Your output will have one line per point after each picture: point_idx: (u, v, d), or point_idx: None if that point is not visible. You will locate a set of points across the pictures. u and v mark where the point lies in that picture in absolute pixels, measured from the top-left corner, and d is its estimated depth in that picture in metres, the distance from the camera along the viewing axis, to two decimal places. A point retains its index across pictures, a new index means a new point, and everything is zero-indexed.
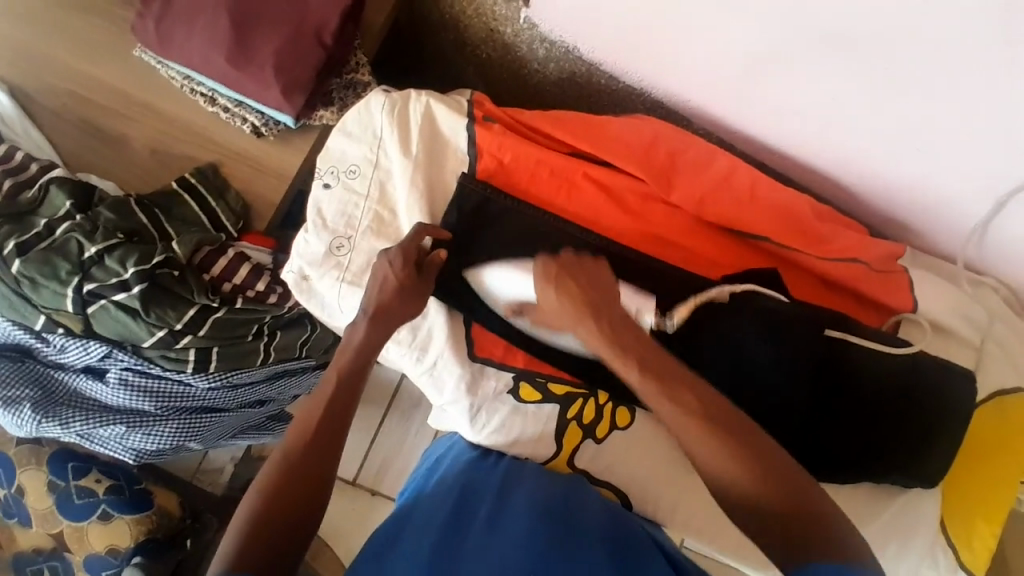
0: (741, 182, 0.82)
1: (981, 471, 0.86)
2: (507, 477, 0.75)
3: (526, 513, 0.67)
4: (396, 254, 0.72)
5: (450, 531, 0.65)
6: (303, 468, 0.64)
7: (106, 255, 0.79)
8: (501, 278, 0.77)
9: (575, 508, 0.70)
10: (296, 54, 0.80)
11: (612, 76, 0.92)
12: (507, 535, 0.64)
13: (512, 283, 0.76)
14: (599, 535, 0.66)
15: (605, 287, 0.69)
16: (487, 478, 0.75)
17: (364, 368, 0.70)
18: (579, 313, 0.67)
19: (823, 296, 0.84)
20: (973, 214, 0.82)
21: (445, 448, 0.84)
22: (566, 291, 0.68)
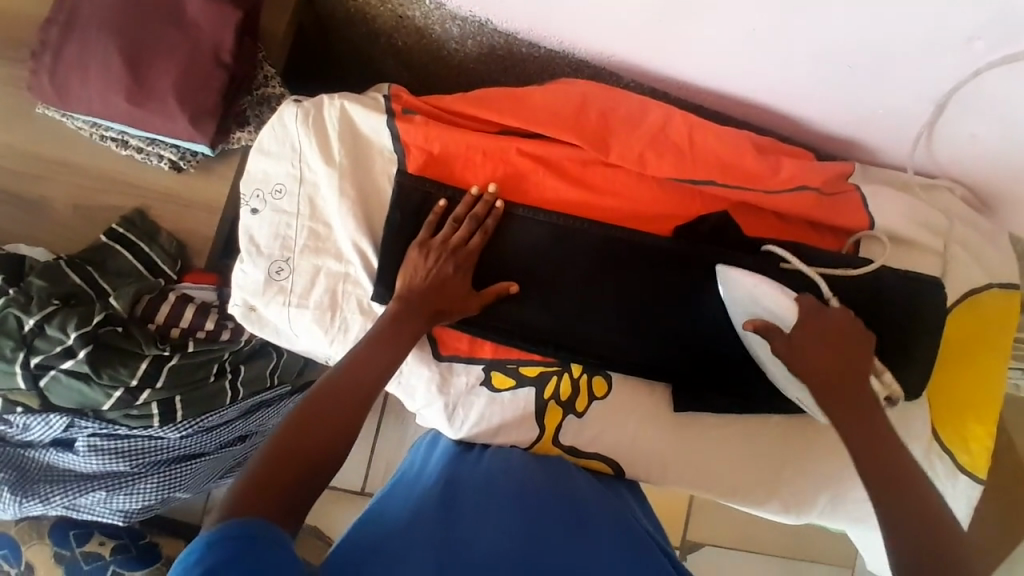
0: (677, 128, 0.80)
1: (967, 375, 0.86)
2: (493, 466, 0.74)
3: (516, 504, 0.67)
4: (460, 257, 0.73)
5: (442, 518, 0.64)
6: (303, 448, 0.62)
7: (46, 324, 0.76)
8: (744, 281, 0.73)
9: (569, 506, 0.68)
10: (197, 80, 0.77)
11: (529, 43, 0.90)
12: (499, 523, 0.64)
13: (753, 289, 0.72)
14: (605, 542, 0.64)
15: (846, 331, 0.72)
16: (472, 473, 0.73)
17: (399, 340, 0.70)
18: (837, 355, 0.71)
19: (781, 229, 0.83)
20: (916, 121, 0.81)
21: (427, 450, 0.81)
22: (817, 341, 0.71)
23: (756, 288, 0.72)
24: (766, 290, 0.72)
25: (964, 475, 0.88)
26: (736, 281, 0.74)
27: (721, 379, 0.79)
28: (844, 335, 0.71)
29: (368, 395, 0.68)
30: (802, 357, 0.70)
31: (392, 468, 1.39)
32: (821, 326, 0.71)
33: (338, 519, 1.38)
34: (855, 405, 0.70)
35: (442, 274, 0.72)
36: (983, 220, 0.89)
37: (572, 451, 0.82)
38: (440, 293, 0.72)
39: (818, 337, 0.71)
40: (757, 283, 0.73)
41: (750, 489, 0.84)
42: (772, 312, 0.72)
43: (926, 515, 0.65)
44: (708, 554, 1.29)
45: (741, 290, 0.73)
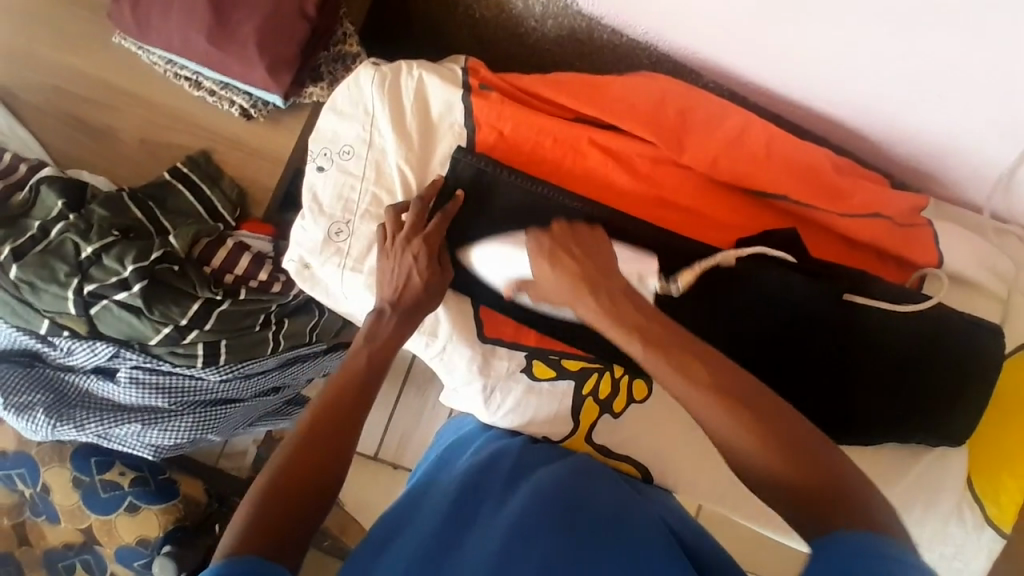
0: (756, 138, 0.78)
1: (1009, 428, 0.85)
2: (524, 454, 0.74)
3: (533, 491, 0.66)
4: (421, 246, 0.71)
5: (460, 510, 0.65)
6: (306, 477, 0.61)
7: (104, 253, 0.77)
8: (489, 249, 0.74)
9: (593, 497, 0.67)
10: (278, 28, 0.76)
11: (613, 31, 0.88)
12: (513, 510, 0.63)
13: (501, 261, 0.73)
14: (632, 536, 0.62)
15: (583, 251, 0.69)
16: (499, 462, 0.72)
17: (387, 354, 0.72)
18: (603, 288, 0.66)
19: (848, 256, 0.81)
20: (998, 162, 0.78)
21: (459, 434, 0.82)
22: (558, 261, 0.68)
23: (497, 253, 0.73)
24: (513, 254, 0.73)
25: (989, 527, 0.86)
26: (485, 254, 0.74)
27: None
28: (589, 256, 0.68)
29: (362, 407, 0.69)
30: (555, 295, 0.69)
31: (407, 438, 1.42)
32: (555, 253, 0.69)
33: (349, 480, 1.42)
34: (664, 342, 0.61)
35: (410, 271, 0.71)
36: None
37: (604, 452, 0.81)
38: (412, 293, 0.72)
39: (571, 269, 0.68)
40: (493, 249, 0.74)
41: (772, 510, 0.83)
42: (518, 268, 0.73)
43: (802, 462, 0.52)
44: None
45: (487, 259, 0.74)
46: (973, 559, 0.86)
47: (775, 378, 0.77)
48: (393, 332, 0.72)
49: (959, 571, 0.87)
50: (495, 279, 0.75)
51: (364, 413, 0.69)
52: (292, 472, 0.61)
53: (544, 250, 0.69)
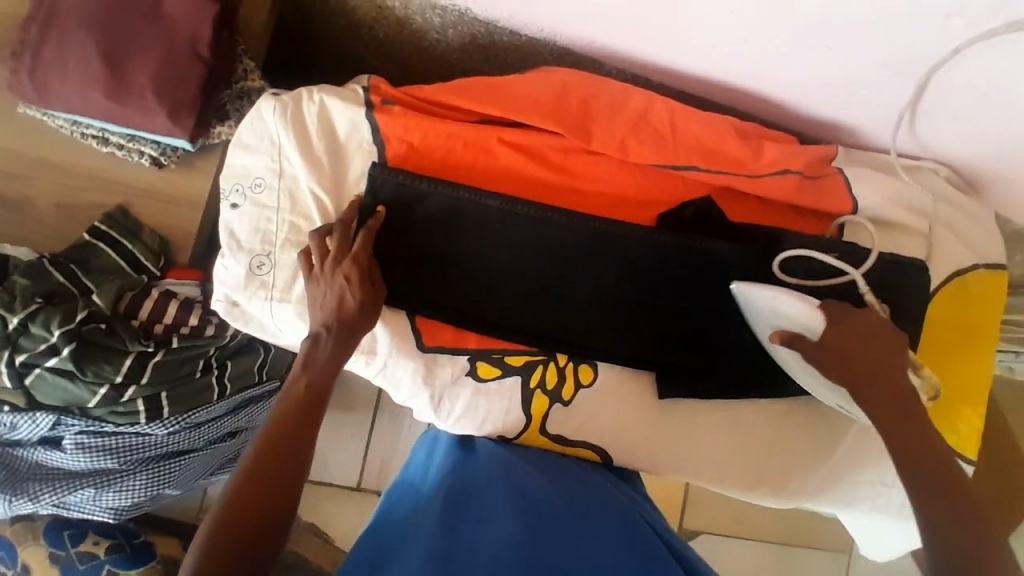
0: (659, 114, 0.80)
1: (953, 358, 0.87)
2: (499, 466, 0.75)
3: (512, 508, 0.67)
4: (353, 271, 0.71)
5: (449, 528, 0.65)
6: (256, 510, 0.64)
7: (30, 322, 0.76)
8: (792, 301, 0.71)
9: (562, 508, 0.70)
10: (174, 74, 0.76)
11: (511, 32, 0.89)
12: (496, 527, 0.64)
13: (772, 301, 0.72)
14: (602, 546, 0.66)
15: (879, 337, 0.69)
16: (473, 479, 0.73)
17: (329, 373, 0.71)
18: (879, 359, 0.69)
19: (763, 214, 0.83)
20: (896, 102, 0.81)
21: (428, 452, 0.81)
22: (849, 343, 0.69)
23: (800, 311, 0.70)
24: (787, 304, 0.71)
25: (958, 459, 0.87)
26: (787, 300, 0.71)
27: (702, 367, 0.80)
28: (880, 354, 0.69)
29: (309, 431, 0.69)
30: (840, 368, 0.69)
31: (387, 463, 1.41)
32: (855, 334, 0.69)
33: (335, 516, 1.40)
34: (896, 389, 0.68)
35: (341, 295, 0.70)
36: (970, 202, 0.89)
37: (559, 441, 0.81)
38: (343, 311, 0.71)
39: (884, 357, 0.69)
40: (800, 306, 0.70)
41: (740, 475, 0.83)
42: (806, 326, 0.71)
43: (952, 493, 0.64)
44: (708, 542, 1.30)
45: (757, 299, 0.73)
46: None
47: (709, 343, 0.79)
48: (331, 352, 0.70)
49: None
50: (757, 316, 0.75)
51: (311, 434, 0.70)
52: (242, 509, 0.63)
53: (850, 329, 0.69)
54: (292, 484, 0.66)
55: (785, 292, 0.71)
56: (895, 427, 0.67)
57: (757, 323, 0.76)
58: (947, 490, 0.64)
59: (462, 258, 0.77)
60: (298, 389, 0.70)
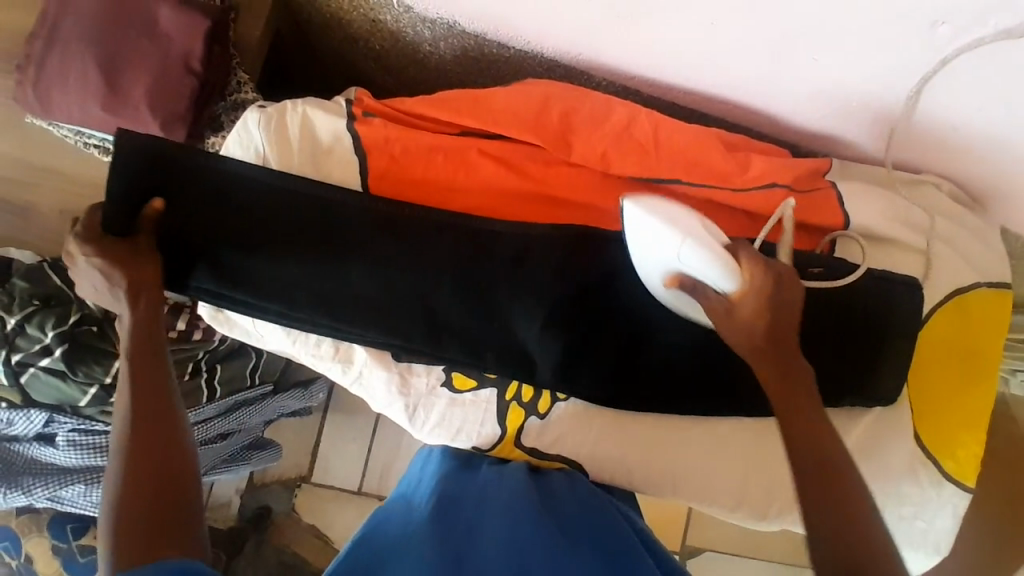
0: (644, 126, 0.80)
1: (952, 380, 0.84)
2: (490, 480, 0.76)
3: (508, 524, 0.70)
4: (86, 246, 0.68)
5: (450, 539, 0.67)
6: (157, 479, 0.58)
7: (26, 323, 0.79)
8: (698, 260, 0.63)
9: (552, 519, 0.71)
10: (166, 86, 0.79)
11: (500, 44, 0.89)
12: (495, 542, 0.67)
13: (673, 243, 0.64)
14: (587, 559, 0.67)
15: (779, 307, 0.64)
16: (468, 488, 0.75)
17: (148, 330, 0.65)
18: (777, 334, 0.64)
19: (750, 228, 0.81)
20: (890, 113, 0.79)
21: (424, 461, 0.82)
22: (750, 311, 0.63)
23: (700, 262, 0.63)
24: (694, 251, 0.63)
25: (954, 485, 0.84)
26: (691, 257, 0.63)
27: (684, 382, 0.78)
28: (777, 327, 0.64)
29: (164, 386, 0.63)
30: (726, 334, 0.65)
31: (389, 468, 1.43)
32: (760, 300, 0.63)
33: (335, 519, 1.41)
34: (794, 382, 0.63)
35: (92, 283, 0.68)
36: (973, 218, 0.86)
37: (533, 453, 0.81)
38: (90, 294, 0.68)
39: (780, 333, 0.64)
40: (702, 258, 0.63)
41: (721, 493, 0.81)
42: (703, 275, 0.64)
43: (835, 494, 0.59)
44: (713, 559, 1.36)
45: (658, 235, 0.64)
46: (939, 517, 0.84)
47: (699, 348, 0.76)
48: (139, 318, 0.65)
49: (924, 531, 0.85)
50: (648, 248, 0.67)
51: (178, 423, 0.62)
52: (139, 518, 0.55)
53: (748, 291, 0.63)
54: (178, 454, 0.61)
55: (685, 248, 0.63)
56: (795, 415, 0.62)
57: (642, 258, 0.69)
58: (831, 487, 0.59)
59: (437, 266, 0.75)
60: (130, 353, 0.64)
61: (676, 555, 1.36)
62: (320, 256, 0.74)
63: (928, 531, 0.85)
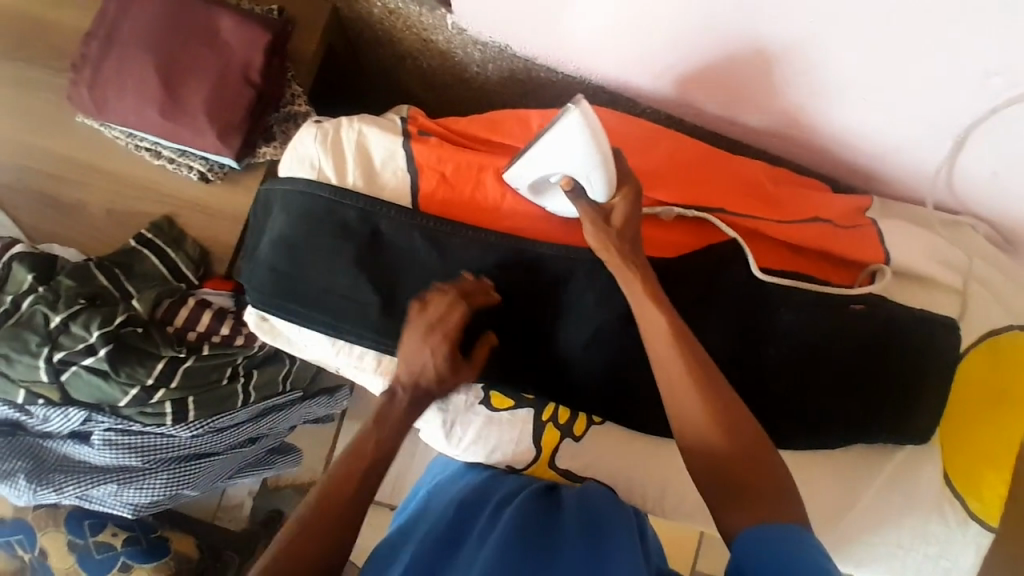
0: (689, 159, 0.83)
1: (983, 420, 0.84)
2: (502, 488, 0.78)
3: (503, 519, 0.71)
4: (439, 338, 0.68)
5: (443, 537, 0.70)
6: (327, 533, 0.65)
7: (71, 322, 0.79)
8: (599, 182, 0.68)
9: (555, 523, 0.72)
10: (224, 96, 0.80)
11: (549, 69, 0.90)
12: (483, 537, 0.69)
13: (581, 153, 0.66)
14: (575, 552, 0.66)
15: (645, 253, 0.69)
16: (486, 494, 0.77)
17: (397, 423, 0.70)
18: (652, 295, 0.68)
19: (793, 261, 0.81)
20: (934, 157, 0.80)
21: (446, 471, 0.85)
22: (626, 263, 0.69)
23: (594, 177, 0.67)
24: (594, 168, 0.67)
25: (980, 525, 0.85)
26: (597, 178, 0.67)
27: None
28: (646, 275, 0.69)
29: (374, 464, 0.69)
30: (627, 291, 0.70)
31: (403, 479, 1.43)
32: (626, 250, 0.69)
33: None
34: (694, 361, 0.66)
35: (427, 365, 0.69)
36: (1007, 262, 0.87)
37: (566, 474, 0.82)
38: (430, 383, 0.70)
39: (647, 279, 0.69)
40: (599, 175, 0.67)
41: None
42: (591, 188, 0.69)
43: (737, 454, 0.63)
44: None
45: (570, 139, 0.66)
46: (962, 556, 0.85)
47: (738, 378, 0.77)
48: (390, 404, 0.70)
49: (947, 570, 0.85)
50: (552, 147, 0.68)
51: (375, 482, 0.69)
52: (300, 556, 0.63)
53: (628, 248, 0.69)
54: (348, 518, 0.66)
55: (595, 171, 0.67)
56: (687, 400, 0.65)
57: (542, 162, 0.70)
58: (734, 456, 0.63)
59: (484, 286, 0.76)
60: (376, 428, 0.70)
61: None
62: (370, 270, 0.75)
63: (951, 569, 0.86)
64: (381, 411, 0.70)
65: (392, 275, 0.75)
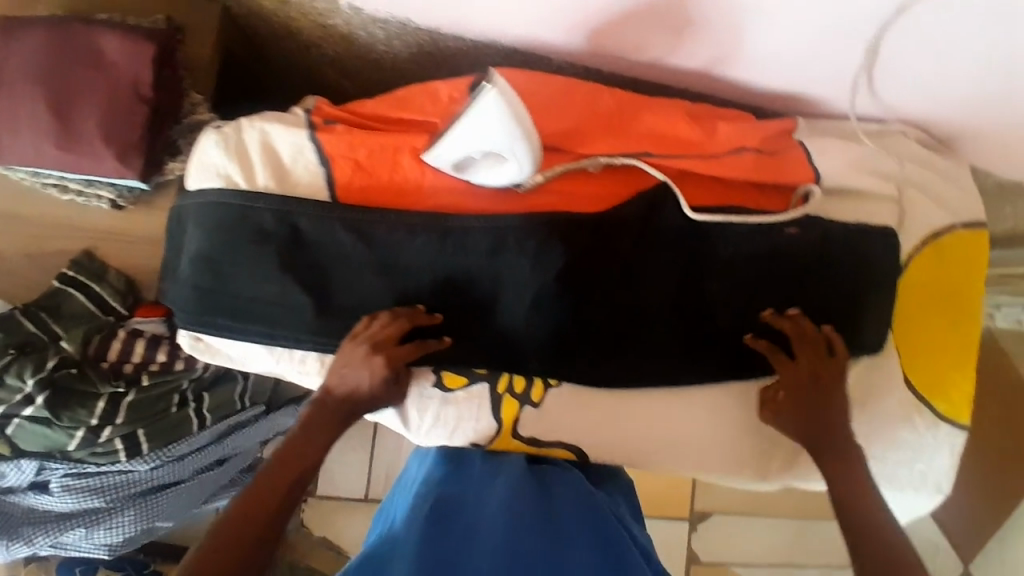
0: (609, 107, 0.80)
1: (937, 323, 0.84)
2: (489, 474, 0.75)
3: (503, 510, 0.67)
4: (377, 355, 0.72)
5: (439, 527, 0.64)
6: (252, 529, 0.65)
7: (4, 374, 0.77)
8: (522, 150, 0.68)
9: (552, 515, 0.69)
10: (117, 117, 0.77)
11: (454, 37, 0.87)
12: (487, 529, 0.65)
13: (503, 129, 0.66)
14: (582, 550, 0.65)
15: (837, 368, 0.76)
16: (470, 481, 0.73)
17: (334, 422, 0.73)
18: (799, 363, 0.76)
19: (721, 194, 0.81)
20: (852, 68, 0.79)
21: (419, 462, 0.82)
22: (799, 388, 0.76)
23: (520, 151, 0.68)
24: (515, 138, 0.67)
25: (948, 425, 0.85)
26: (520, 149, 0.68)
27: (672, 355, 0.78)
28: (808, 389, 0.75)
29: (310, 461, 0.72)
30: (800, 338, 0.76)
31: (393, 472, 1.44)
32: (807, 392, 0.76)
33: (347, 530, 1.42)
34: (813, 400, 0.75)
35: (364, 385, 0.72)
36: (942, 162, 0.86)
37: (532, 442, 0.80)
38: (364, 400, 0.73)
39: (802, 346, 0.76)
40: (523, 147, 0.68)
41: (721, 461, 0.81)
42: (515, 158, 0.69)
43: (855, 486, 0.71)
44: (721, 520, 1.44)
45: (488, 119, 0.65)
46: (937, 456, 0.86)
47: None
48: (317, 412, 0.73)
49: (923, 474, 0.86)
50: (470, 132, 0.67)
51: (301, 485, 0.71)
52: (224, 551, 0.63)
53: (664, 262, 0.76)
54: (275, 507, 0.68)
55: (518, 142, 0.67)
56: (807, 377, 0.75)
57: (462, 136, 0.67)
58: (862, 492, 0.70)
59: (416, 268, 0.74)
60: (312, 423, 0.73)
61: (685, 522, 1.43)
62: (297, 271, 0.73)
63: (927, 473, 0.86)
64: (309, 417, 0.72)
65: (321, 274, 0.74)
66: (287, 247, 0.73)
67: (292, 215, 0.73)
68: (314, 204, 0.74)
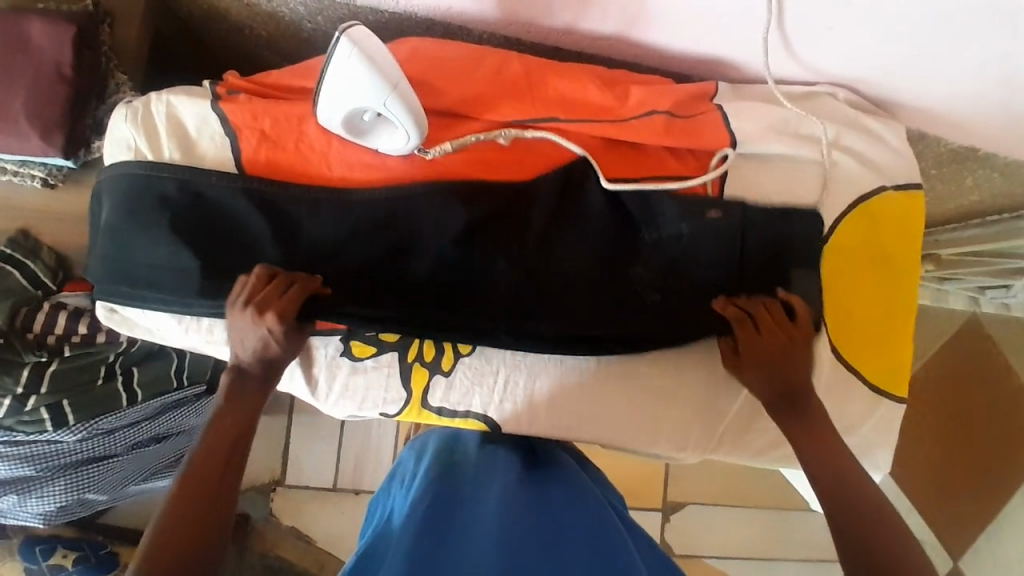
0: (514, 71, 0.80)
1: (869, 289, 0.81)
2: (483, 470, 0.78)
3: (494, 504, 0.71)
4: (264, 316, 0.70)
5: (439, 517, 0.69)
6: (208, 503, 0.68)
7: None
8: (400, 107, 0.69)
9: (541, 507, 0.72)
10: (39, 96, 0.79)
11: (373, 10, 0.88)
12: (482, 519, 0.69)
13: (369, 86, 0.67)
14: (571, 532, 0.68)
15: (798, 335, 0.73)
16: (464, 476, 0.77)
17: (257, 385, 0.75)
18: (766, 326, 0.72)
19: (633, 157, 0.79)
20: (763, 25, 0.76)
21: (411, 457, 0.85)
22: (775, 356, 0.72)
23: (399, 109, 0.69)
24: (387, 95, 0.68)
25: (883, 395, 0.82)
26: (396, 104, 0.68)
27: (583, 323, 0.75)
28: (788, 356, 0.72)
29: (247, 422, 0.74)
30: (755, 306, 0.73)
31: (362, 459, 1.44)
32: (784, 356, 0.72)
33: (315, 517, 1.43)
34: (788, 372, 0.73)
35: (264, 343, 0.72)
36: (873, 123, 0.83)
37: (441, 411, 0.81)
38: (278, 356, 0.74)
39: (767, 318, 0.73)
40: (401, 104, 0.69)
41: (636, 430, 0.80)
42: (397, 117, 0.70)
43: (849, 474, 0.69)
44: (700, 511, 1.41)
45: (352, 80, 0.66)
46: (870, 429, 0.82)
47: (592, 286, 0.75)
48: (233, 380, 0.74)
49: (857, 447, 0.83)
50: (337, 96, 0.67)
51: (245, 454, 0.74)
52: (181, 522, 0.66)
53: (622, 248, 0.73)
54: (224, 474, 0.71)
55: (390, 97, 0.67)
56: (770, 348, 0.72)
57: (333, 106, 0.68)
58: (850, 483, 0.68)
59: (319, 236, 0.75)
60: (242, 392, 0.74)
61: (657, 512, 1.39)
62: (198, 240, 0.74)
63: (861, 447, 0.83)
64: (229, 391, 0.74)
65: (225, 243, 0.74)
66: (192, 217, 0.74)
67: (196, 185, 0.75)
68: (218, 174, 0.75)
